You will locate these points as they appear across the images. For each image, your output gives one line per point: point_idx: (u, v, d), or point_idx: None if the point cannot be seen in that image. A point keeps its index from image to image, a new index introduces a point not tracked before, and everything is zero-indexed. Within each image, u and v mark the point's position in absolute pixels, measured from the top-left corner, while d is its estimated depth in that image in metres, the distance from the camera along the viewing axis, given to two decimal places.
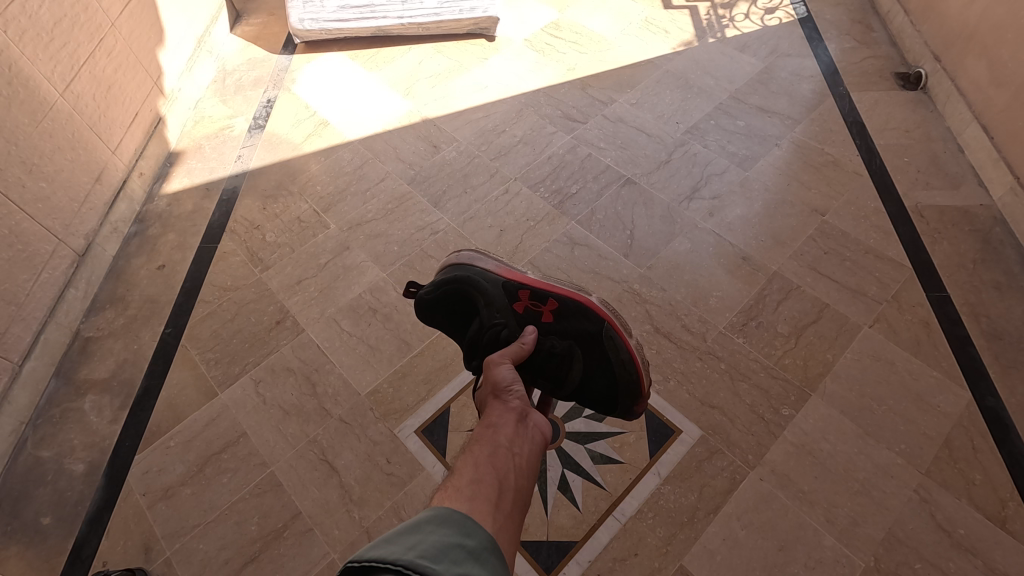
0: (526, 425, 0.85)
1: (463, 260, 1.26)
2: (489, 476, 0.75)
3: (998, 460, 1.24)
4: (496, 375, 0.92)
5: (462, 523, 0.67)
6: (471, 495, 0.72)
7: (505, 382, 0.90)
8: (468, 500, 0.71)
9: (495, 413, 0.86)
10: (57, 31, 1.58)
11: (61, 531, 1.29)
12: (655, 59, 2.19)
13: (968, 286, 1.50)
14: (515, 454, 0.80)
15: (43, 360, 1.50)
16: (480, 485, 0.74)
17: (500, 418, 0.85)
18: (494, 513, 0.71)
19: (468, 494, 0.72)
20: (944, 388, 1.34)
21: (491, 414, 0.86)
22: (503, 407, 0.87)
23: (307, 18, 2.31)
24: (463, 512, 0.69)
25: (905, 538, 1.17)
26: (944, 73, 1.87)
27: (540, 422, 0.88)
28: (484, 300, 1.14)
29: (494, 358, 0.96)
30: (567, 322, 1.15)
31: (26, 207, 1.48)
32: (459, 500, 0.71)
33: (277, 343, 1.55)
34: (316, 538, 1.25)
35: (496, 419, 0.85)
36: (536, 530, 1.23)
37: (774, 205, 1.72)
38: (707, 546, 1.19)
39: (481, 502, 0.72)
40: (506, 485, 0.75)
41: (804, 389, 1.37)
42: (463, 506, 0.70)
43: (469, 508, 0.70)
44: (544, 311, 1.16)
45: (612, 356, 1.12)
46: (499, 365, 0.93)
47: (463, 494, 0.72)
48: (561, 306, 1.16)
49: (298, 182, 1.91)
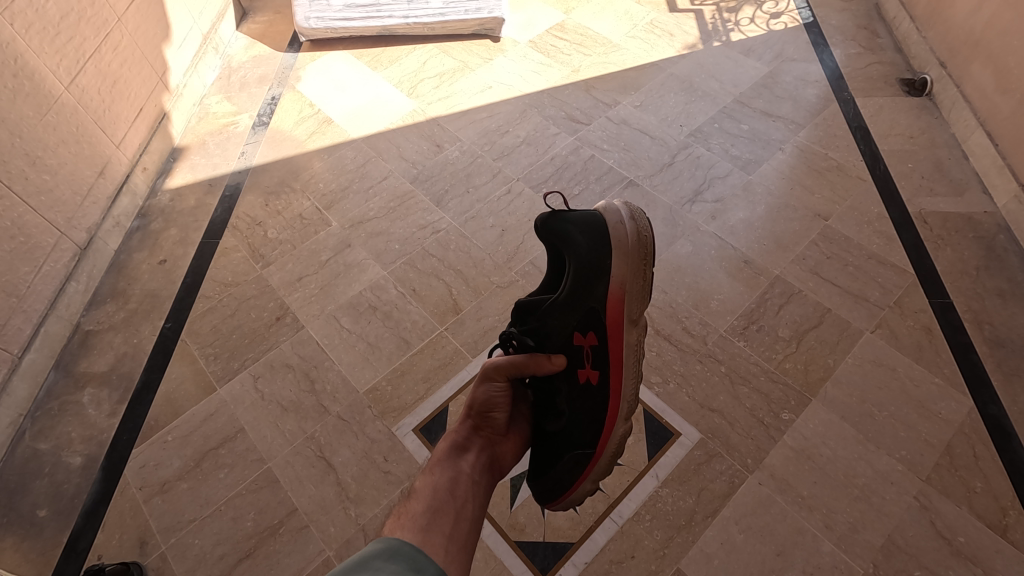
0: (486, 455, 0.89)
1: (619, 227, 0.99)
2: (446, 506, 0.78)
3: (999, 468, 1.23)
4: (478, 391, 0.92)
5: (414, 558, 0.68)
6: (426, 524, 0.74)
7: (482, 401, 0.91)
8: (421, 531, 0.73)
9: (463, 433, 0.90)
10: (64, 25, 1.59)
11: (56, 524, 1.28)
12: (659, 62, 2.19)
13: (971, 293, 1.49)
14: (475, 480, 0.85)
15: (42, 352, 1.50)
16: (437, 515, 0.76)
17: (466, 439, 0.89)
18: (447, 546, 0.74)
19: (422, 523, 0.74)
20: (945, 395, 1.33)
21: (459, 434, 0.89)
22: (474, 430, 0.90)
23: (312, 17, 2.32)
24: (415, 545, 0.70)
25: (905, 545, 1.16)
26: (949, 79, 1.86)
27: (504, 455, 0.93)
28: (568, 294, 0.98)
29: (497, 372, 0.92)
30: (586, 404, 0.98)
31: (28, 200, 1.49)
32: (411, 529, 0.73)
33: (276, 340, 1.54)
34: (312, 535, 1.25)
35: (466, 439, 0.89)
36: (533, 531, 1.23)
37: (776, 208, 1.72)
38: (704, 550, 1.18)
39: (435, 533, 0.74)
40: (461, 514, 0.78)
41: (804, 393, 1.37)
42: (416, 537, 0.71)
43: (421, 539, 0.72)
44: (589, 374, 0.99)
45: (567, 463, 0.96)
46: (482, 387, 0.92)
47: (416, 524, 0.73)
48: (593, 386, 0.99)
49: (300, 180, 1.91)
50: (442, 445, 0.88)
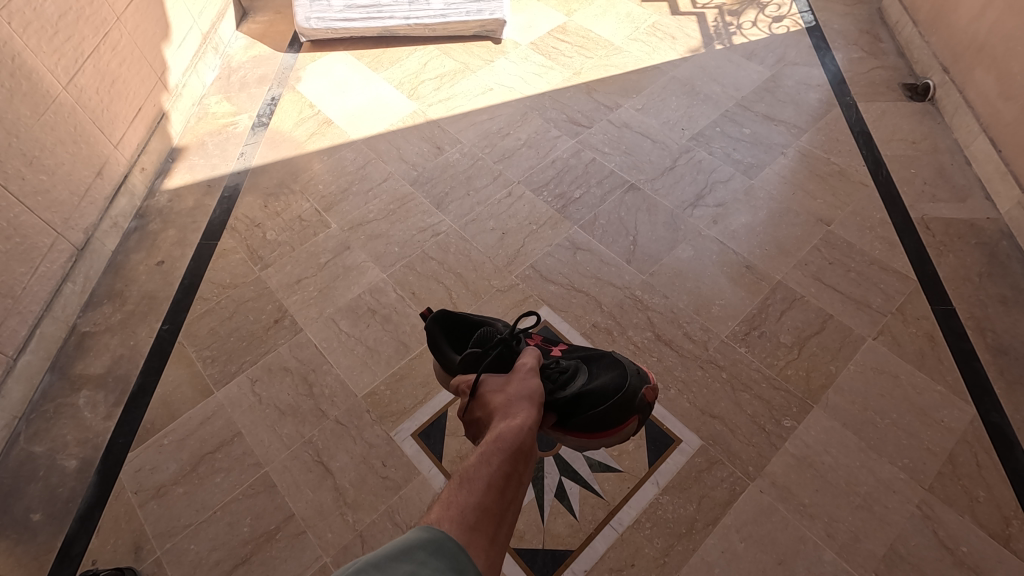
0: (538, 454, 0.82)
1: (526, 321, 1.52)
2: (497, 507, 0.68)
3: (1002, 478, 1.22)
4: (526, 382, 0.93)
5: (456, 558, 0.60)
6: (474, 522, 0.65)
7: (537, 392, 0.91)
8: (469, 529, 0.64)
9: (524, 425, 0.81)
10: (62, 24, 1.58)
11: (50, 529, 1.27)
12: (661, 65, 2.18)
13: (973, 299, 1.48)
14: (523, 483, 0.76)
15: (38, 354, 1.48)
16: (486, 513, 0.67)
17: (527, 432, 0.81)
18: (491, 550, 0.65)
19: (470, 520, 0.65)
20: (948, 403, 1.33)
21: (521, 426, 0.81)
22: (534, 424, 0.84)
23: (313, 17, 2.31)
24: (459, 543, 0.62)
25: (908, 555, 1.15)
26: (952, 85, 1.86)
27: None
28: (501, 320, 1.16)
29: (526, 365, 0.97)
30: (577, 350, 1.20)
31: (25, 200, 1.48)
32: (459, 524, 0.64)
33: (273, 343, 1.53)
34: (309, 541, 1.24)
35: (529, 436, 0.80)
36: (531, 538, 1.21)
37: (779, 213, 1.71)
38: (705, 558, 1.17)
39: (480, 534, 0.65)
40: (505, 517, 0.69)
41: (806, 400, 1.36)
42: (462, 535, 0.63)
43: (467, 538, 0.63)
44: (555, 347, 1.21)
45: (621, 360, 1.13)
46: (529, 379, 0.93)
47: (467, 520, 0.64)
48: (568, 346, 1.22)
49: (300, 181, 1.90)
50: (505, 432, 0.79)
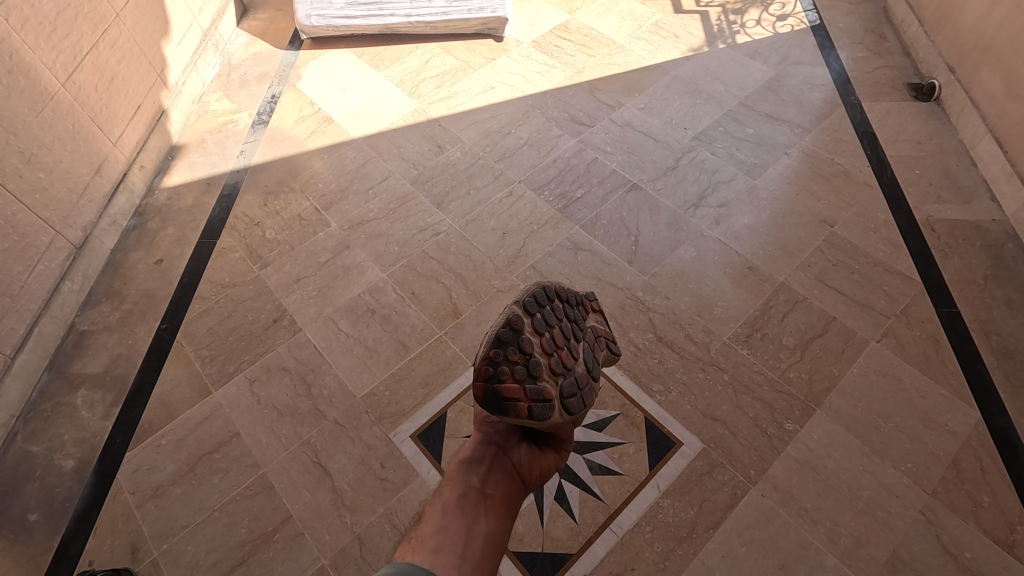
0: (503, 460, 0.84)
1: None
2: (454, 523, 0.73)
3: (1007, 483, 1.21)
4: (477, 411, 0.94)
5: None
6: (434, 547, 0.70)
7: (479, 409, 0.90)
8: (432, 553, 0.69)
9: (470, 443, 0.85)
10: (60, 20, 1.57)
11: (47, 528, 1.26)
12: (664, 64, 2.17)
13: (979, 302, 1.47)
14: (487, 493, 0.79)
15: (36, 353, 1.47)
16: (445, 533, 0.71)
17: (475, 451, 0.85)
18: (460, 565, 0.68)
19: (432, 545, 0.70)
20: (953, 407, 1.31)
21: (467, 445, 0.85)
22: (486, 437, 0.87)
23: (314, 14, 2.30)
24: (426, 568, 0.66)
25: (910, 560, 1.14)
26: (957, 85, 1.84)
27: (520, 454, 0.86)
28: None
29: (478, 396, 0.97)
30: None
31: (23, 198, 1.47)
32: (422, 553, 0.69)
33: (271, 343, 1.52)
34: (307, 543, 1.23)
35: (476, 450, 0.84)
36: (531, 541, 1.20)
37: (782, 214, 1.69)
38: (706, 563, 1.16)
39: (444, 555, 0.69)
40: (473, 531, 0.73)
41: (808, 403, 1.34)
42: (424, 559, 0.67)
43: (431, 561, 0.67)
44: None
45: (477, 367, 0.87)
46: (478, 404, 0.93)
47: (426, 546, 0.69)
48: None
49: (299, 180, 1.89)
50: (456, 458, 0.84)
